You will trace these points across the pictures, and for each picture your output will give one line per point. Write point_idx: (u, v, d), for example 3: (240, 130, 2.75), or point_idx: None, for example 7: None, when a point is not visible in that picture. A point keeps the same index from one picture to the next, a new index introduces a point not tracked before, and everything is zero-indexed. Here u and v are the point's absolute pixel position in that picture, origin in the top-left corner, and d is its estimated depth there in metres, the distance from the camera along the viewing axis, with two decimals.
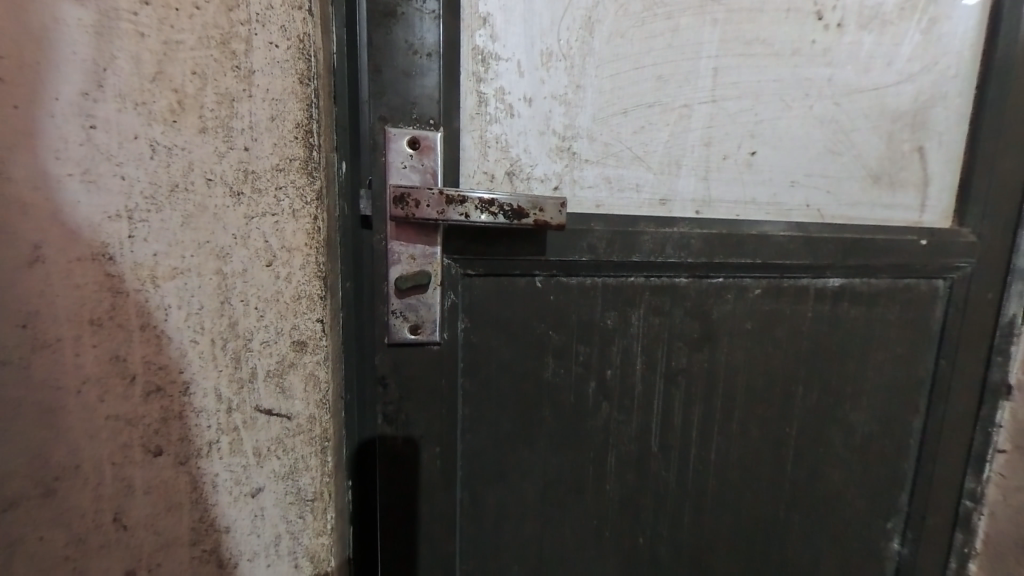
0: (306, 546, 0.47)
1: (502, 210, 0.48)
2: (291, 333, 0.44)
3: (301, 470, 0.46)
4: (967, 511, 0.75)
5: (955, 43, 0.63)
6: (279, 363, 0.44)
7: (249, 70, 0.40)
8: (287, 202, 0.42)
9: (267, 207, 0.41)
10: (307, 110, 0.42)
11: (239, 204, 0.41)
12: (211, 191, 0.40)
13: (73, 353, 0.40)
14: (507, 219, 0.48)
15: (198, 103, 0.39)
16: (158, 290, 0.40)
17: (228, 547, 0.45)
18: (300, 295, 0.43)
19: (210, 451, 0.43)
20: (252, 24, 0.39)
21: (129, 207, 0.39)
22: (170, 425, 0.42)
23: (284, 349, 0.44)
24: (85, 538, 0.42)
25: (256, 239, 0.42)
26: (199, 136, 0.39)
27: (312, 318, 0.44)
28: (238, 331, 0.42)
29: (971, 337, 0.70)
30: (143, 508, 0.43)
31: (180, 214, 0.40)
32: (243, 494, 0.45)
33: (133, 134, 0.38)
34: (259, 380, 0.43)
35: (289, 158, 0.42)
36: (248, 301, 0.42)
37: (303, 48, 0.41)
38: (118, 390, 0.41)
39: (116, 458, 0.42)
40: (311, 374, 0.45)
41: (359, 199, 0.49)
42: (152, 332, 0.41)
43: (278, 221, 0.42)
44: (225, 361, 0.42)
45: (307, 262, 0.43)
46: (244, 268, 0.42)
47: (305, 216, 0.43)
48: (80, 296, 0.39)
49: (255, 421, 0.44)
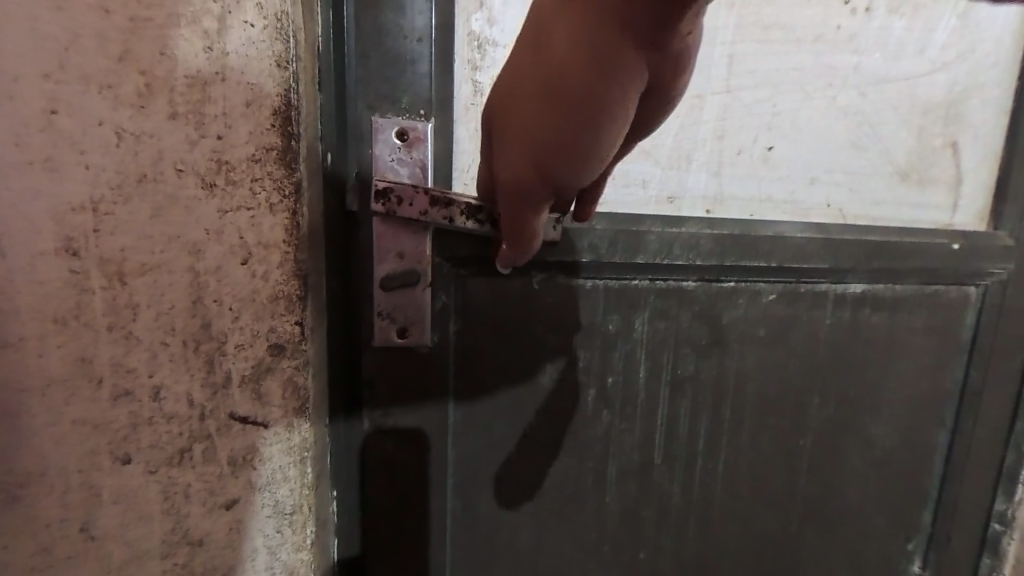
0: (285, 562, 0.44)
1: (489, 217, 0.46)
2: (268, 336, 0.41)
3: (279, 482, 0.43)
4: (995, 534, 0.70)
5: (994, 30, 0.58)
6: (255, 368, 0.41)
7: (223, 51, 0.37)
8: (264, 195, 0.39)
9: (242, 200, 0.39)
10: (286, 95, 0.38)
11: (212, 196, 0.38)
12: (182, 182, 0.37)
13: (37, 353, 0.37)
14: (492, 227, 0.46)
15: (168, 87, 0.36)
16: (127, 287, 0.38)
17: (202, 561, 0.42)
18: (278, 296, 0.40)
19: (182, 459, 0.41)
20: (226, 2, 0.36)
21: (94, 198, 0.36)
22: (139, 431, 0.40)
23: (260, 353, 0.41)
24: (53, 547, 0.40)
25: (231, 235, 0.39)
26: (169, 123, 0.37)
27: (290, 319, 0.41)
28: (212, 333, 0.40)
29: (1005, 349, 0.65)
30: (112, 517, 0.40)
31: (149, 206, 0.37)
32: (218, 505, 0.42)
33: (99, 120, 0.36)
34: (234, 386, 0.41)
35: (266, 148, 0.38)
36: (222, 301, 0.39)
37: (282, 28, 0.38)
38: (85, 393, 0.38)
39: (83, 464, 0.39)
40: (289, 380, 0.42)
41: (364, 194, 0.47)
42: (120, 332, 0.38)
43: (254, 215, 0.39)
44: (198, 365, 0.40)
45: (285, 260, 0.40)
46: (218, 266, 0.39)
47: (283, 211, 0.40)
48: (43, 292, 0.37)
49: (231, 429, 0.41)
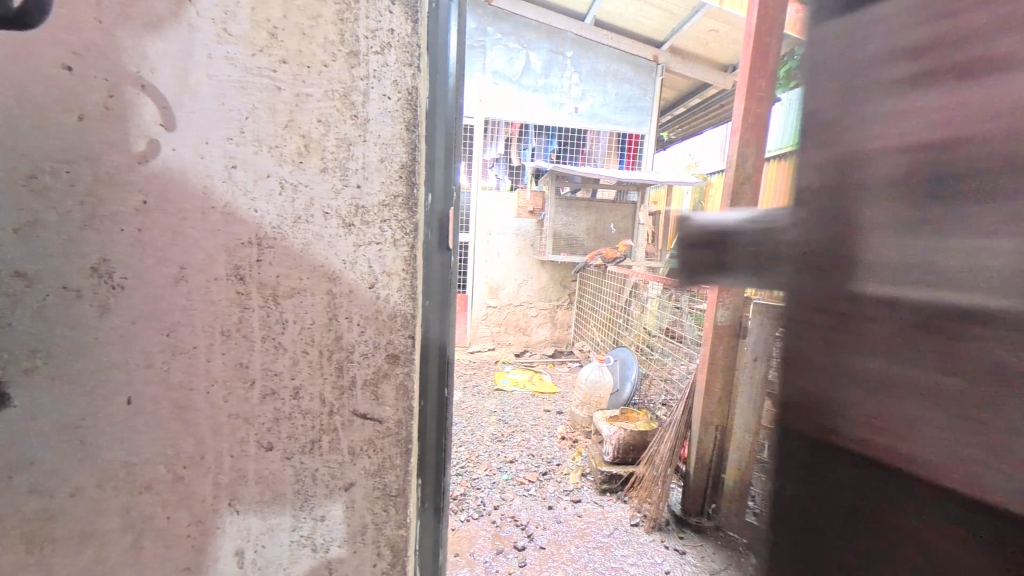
0: (387, 538, 0.52)
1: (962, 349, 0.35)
2: (387, 346, 0.49)
3: (388, 469, 0.51)
4: None
5: None
6: (375, 373, 0.49)
7: (365, 117, 0.46)
8: (390, 233, 0.48)
9: (373, 237, 0.47)
10: (411, 152, 0.48)
11: (349, 232, 0.47)
12: (327, 223, 0.46)
13: (205, 358, 0.47)
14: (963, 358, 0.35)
15: (320, 147, 0.45)
16: (279, 307, 0.47)
17: (321, 533, 0.51)
18: (395, 315, 0.49)
19: (311, 448, 0.49)
20: (369, 79, 0.46)
21: (259, 234, 0.45)
22: (280, 425, 0.48)
23: (380, 361, 0.49)
24: (204, 519, 0.49)
25: (362, 265, 0.48)
26: (320, 174, 0.46)
27: (404, 333, 0.50)
28: (343, 343, 0.48)
29: None
30: (252, 495, 0.49)
31: (300, 241, 0.46)
32: (337, 487, 0.50)
33: (267, 173, 0.45)
34: (357, 388, 0.49)
35: (394, 195, 0.47)
36: (352, 318, 0.48)
37: (411, 99, 0.47)
38: (239, 392, 0.47)
39: (235, 450, 0.48)
40: (402, 383, 0.50)
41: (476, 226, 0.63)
42: (270, 342, 0.47)
43: (381, 249, 0.48)
44: (330, 370, 0.48)
45: (403, 285, 0.49)
46: (351, 289, 0.48)
47: (404, 246, 0.49)
48: (213, 309, 0.46)
49: (353, 423, 0.50)
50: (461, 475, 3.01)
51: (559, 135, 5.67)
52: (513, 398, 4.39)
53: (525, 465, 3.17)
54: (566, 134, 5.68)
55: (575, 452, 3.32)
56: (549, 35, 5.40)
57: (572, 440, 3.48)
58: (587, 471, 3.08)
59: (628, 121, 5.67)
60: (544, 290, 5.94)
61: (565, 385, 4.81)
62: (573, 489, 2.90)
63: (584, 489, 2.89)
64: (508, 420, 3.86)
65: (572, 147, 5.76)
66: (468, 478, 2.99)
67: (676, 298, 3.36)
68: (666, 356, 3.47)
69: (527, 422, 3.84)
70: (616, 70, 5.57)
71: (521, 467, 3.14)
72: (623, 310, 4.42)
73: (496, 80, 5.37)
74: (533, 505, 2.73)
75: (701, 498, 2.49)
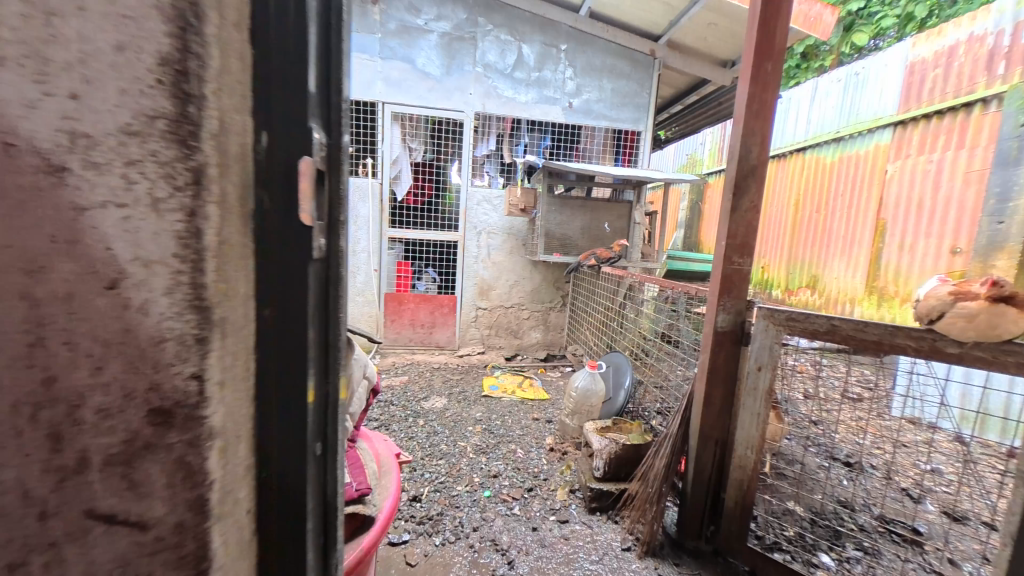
0: None
1: None
2: (151, 398, 0.48)
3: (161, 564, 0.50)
4: None
5: None
6: (127, 442, 0.48)
7: None
8: (143, 187, 0.46)
9: (113, 191, 0.45)
10: (179, 53, 0.46)
11: (64, 180, 0.43)
12: (18, 152, 0.42)
13: None
14: None
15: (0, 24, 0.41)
16: None
17: None
18: (164, 339, 0.48)
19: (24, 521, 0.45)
20: None
21: None
22: None
23: (139, 423, 0.48)
24: None
25: (94, 250, 0.44)
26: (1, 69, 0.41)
27: (183, 375, 0.49)
28: (58, 392, 0.45)
29: None
30: None
31: None
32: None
33: None
34: (93, 464, 0.46)
35: (153, 114, 0.46)
36: (77, 351, 0.45)
37: None
38: None
39: None
40: (177, 461, 0.50)
41: (327, 238, 0.66)
42: None
43: (130, 215, 0.46)
44: (44, 433, 0.44)
45: (172, 278, 0.48)
46: (75, 283, 0.44)
47: (174, 209, 0.47)
48: None
49: (100, 510, 0.47)
50: (440, 492, 2.78)
51: (554, 131, 5.47)
52: (500, 405, 4.15)
53: (509, 480, 2.93)
54: (560, 130, 5.49)
55: (564, 466, 3.09)
56: (543, 28, 5.21)
57: (561, 451, 3.26)
58: (576, 487, 2.85)
59: (625, 117, 5.52)
60: (536, 291, 5.72)
61: (556, 391, 4.58)
62: (560, 507, 2.67)
63: (572, 508, 2.66)
64: (493, 430, 3.63)
65: (567, 143, 5.56)
66: (447, 496, 2.75)
67: (673, 301, 3.15)
68: (662, 362, 3.25)
69: (513, 432, 3.62)
70: (611, 65, 5.41)
71: (505, 482, 2.91)
72: (618, 313, 4.20)
73: (488, 73, 5.17)
74: (515, 527, 2.50)
75: (700, 520, 2.28)
